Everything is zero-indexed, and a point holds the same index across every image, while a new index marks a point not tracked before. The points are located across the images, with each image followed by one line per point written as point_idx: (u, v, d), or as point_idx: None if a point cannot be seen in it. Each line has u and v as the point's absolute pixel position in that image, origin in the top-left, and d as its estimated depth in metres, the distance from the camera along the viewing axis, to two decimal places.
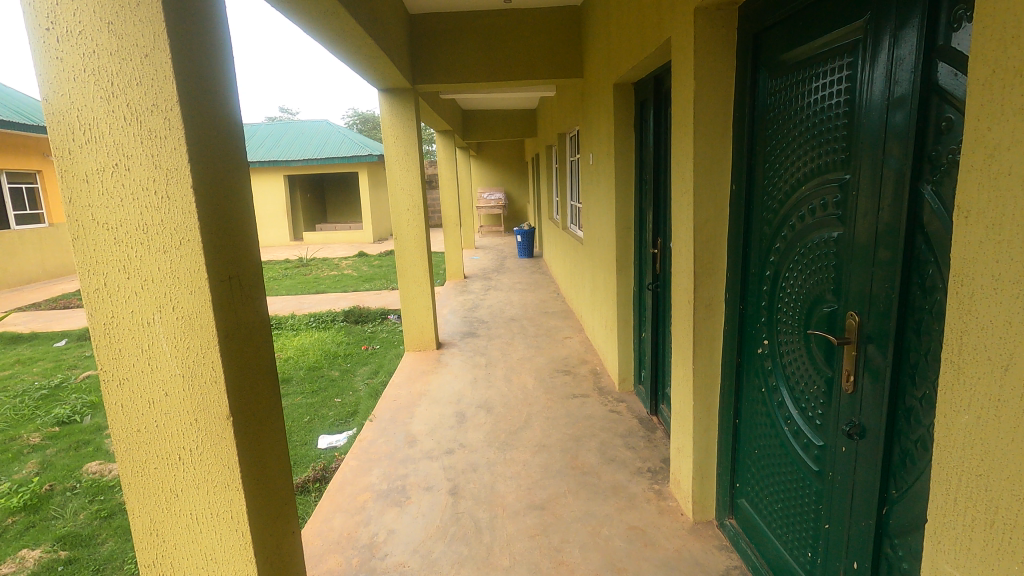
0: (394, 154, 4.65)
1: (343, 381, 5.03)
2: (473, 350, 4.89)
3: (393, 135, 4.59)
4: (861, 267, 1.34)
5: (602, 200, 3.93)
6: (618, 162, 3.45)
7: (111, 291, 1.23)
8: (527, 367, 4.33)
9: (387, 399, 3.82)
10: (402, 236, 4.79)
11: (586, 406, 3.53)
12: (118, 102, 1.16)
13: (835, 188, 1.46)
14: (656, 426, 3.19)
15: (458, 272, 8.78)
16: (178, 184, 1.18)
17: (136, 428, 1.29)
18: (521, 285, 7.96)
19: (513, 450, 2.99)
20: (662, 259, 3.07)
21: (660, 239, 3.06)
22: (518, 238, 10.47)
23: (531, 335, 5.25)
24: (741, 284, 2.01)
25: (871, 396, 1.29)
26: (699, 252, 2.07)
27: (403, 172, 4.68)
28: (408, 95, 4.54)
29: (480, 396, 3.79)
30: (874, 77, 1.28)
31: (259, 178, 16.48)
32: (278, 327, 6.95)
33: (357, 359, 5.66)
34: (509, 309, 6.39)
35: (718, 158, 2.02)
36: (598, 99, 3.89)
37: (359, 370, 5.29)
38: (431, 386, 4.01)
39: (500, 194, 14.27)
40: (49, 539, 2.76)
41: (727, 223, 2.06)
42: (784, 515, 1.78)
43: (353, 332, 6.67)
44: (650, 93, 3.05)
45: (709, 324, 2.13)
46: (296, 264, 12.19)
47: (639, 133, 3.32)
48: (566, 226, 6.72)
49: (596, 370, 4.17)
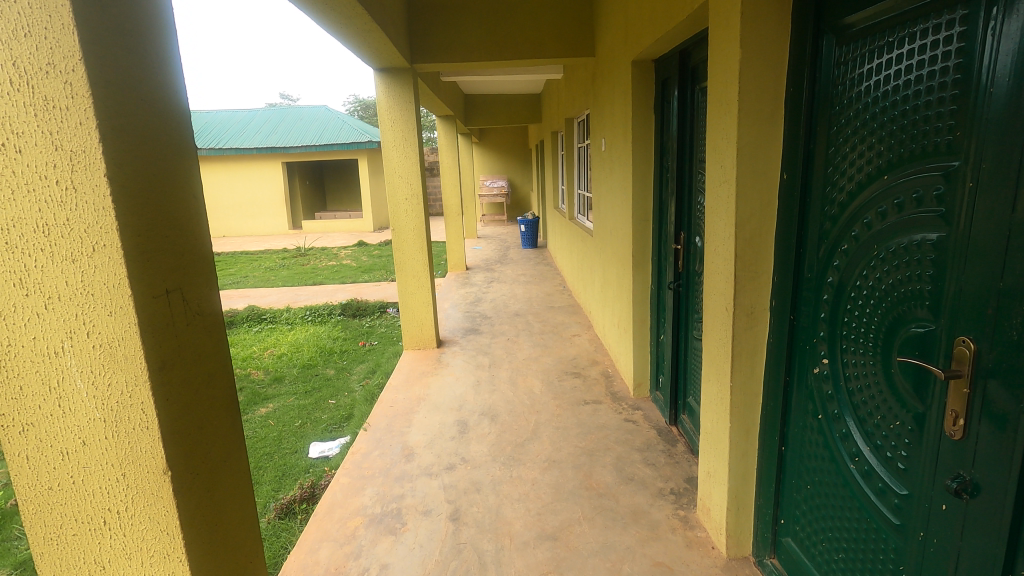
0: (389, 141, 4.33)
1: (338, 381, 4.77)
2: (476, 349, 4.61)
3: (389, 120, 4.27)
4: (978, 281, 1.04)
5: (615, 192, 3.65)
6: (635, 149, 3.14)
7: (7, 312, 0.94)
8: (533, 369, 4.05)
9: (383, 404, 3.55)
10: (400, 228, 4.48)
11: (598, 414, 3.26)
12: (3, 61, 0.87)
13: (935, 178, 1.15)
14: (677, 439, 2.92)
15: (460, 263, 8.49)
16: (86, 172, 0.89)
17: (50, 487, 1.01)
18: (525, 278, 7.66)
19: (520, 466, 2.72)
20: (687, 256, 2.78)
21: (683, 234, 2.79)
22: (522, 227, 10.16)
23: (537, 333, 4.97)
24: (791, 291, 1.71)
25: (992, 446, 1.01)
26: (742, 251, 1.77)
27: (400, 159, 4.35)
28: (407, 76, 4.20)
29: (484, 402, 3.51)
30: (1007, 34, 0.98)
31: (257, 165, 16.16)
32: (273, 321, 6.68)
33: (353, 356, 5.40)
34: (513, 303, 6.11)
35: (765, 142, 1.71)
36: (612, 82, 3.59)
37: (355, 369, 5.02)
38: (430, 390, 3.74)
39: (502, 182, 13.95)
40: (8, 565, 2.50)
41: (776, 218, 1.76)
42: (847, 568, 1.50)
43: (350, 326, 6.40)
44: (674, 72, 2.75)
45: (751, 335, 1.84)
46: (294, 254, 11.94)
47: (659, 117, 3.02)
48: (573, 216, 6.43)
49: (608, 372, 3.89)
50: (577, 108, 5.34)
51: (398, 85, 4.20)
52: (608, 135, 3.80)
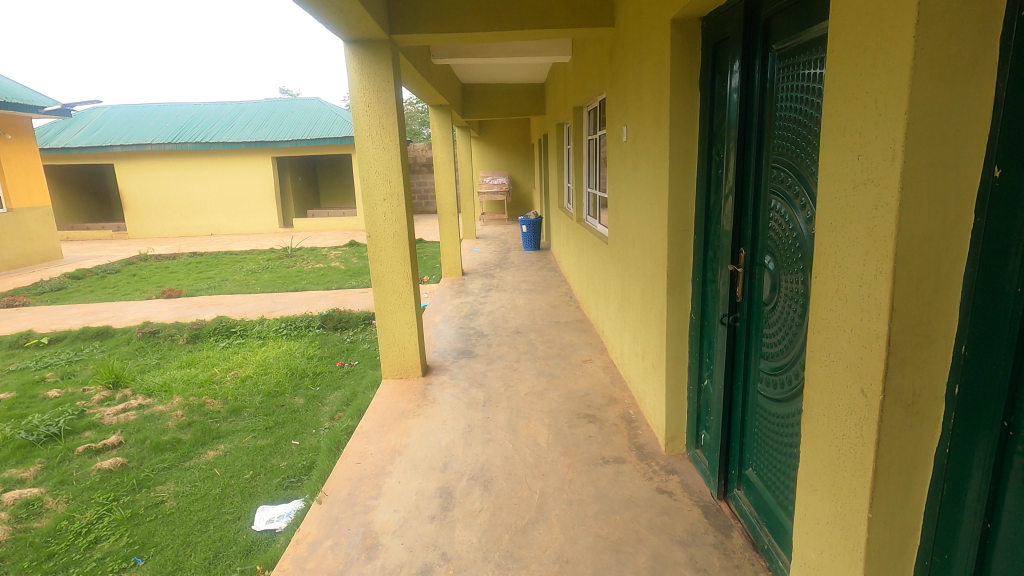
0: (364, 129, 3.54)
1: (306, 416, 4.06)
2: (469, 378, 3.86)
3: (363, 103, 3.50)
4: None
5: (641, 193, 2.91)
6: (672, 137, 2.40)
7: None
8: (538, 409, 3.31)
9: (348, 460, 2.81)
10: (377, 235, 3.71)
11: (623, 481, 2.52)
12: None
13: None
14: (732, 523, 2.19)
15: (455, 268, 7.76)
16: None
17: None
18: (527, 285, 6.93)
19: (522, 570, 1.98)
20: (749, 282, 2.06)
21: (744, 252, 2.07)
22: (523, 228, 9.44)
23: (541, 357, 4.22)
24: (1006, 377, 0.96)
25: None
26: (903, 305, 1.04)
27: (377, 151, 3.57)
28: (383, 52, 3.43)
29: (475, 458, 2.78)
30: None
31: (247, 161, 15.46)
32: (243, 335, 5.93)
33: (328, 382, 4.66)
34: (514, 317, 5.36)
35: (957, 115, 0.97)
36: (640, 54, 2.84)
37: (327, 400, 4.29)
38: (409, 440, 2.99)
39: (502, 179, 13.24)
40: None
41: (970, 251, 1.01)
42: None
43: (328, 343, 5.66)
44: (734, 32, 2.03)
45: (909, 440, 1.10)
46: (281, 254, 11.21)
47: (708, 96, 2.30)
48: (582, 219, 5.69)
49: (630, 415, 3.15)
50: (589, 93, 4.58)
51: (374, 62, 3.44)
52: (631, 125, 3.08)
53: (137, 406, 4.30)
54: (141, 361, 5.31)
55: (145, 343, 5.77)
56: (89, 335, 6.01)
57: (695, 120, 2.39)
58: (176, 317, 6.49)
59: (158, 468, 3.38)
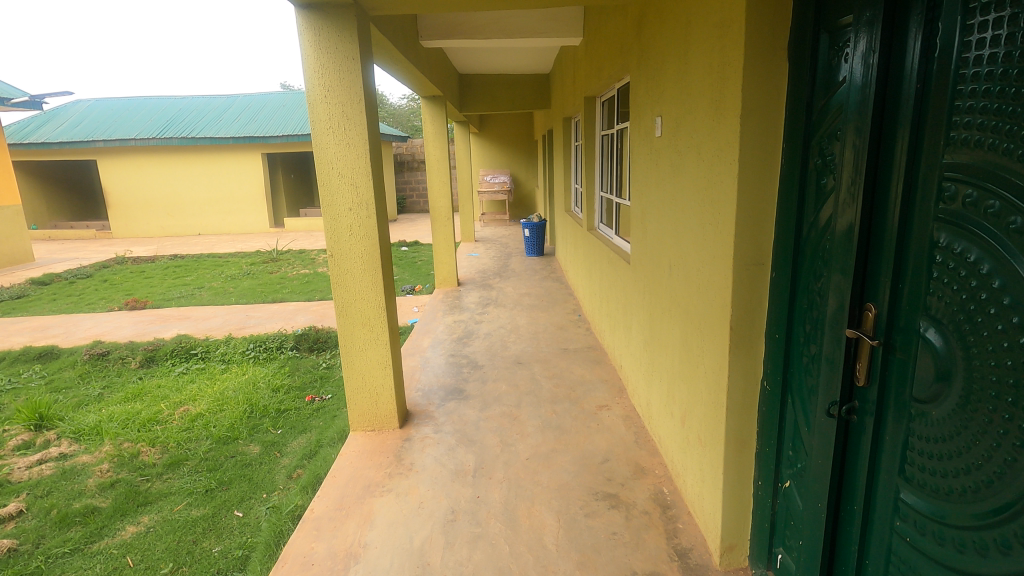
0: (321, 121, 2.77)
1: (258, 473, 3.31)
2: (457, 431, 3.11)
3: (320, 88, 2.73)
4: None
5: (686, 207, 2.14)
6: (744, 134, 1.66)
7: None
8: (544, 483, 2.56)
9: (285, 570, 2.06)
10: (341, 254, 2.93)
11: None
12: None
13: None
14: None
15: (450, 278, 7.01)
16: None
17: None
18: (530, 298, 6.18)
19: None
20: (880, 358, 1.31)
21: (873, 310, 1.32)
22: (525, 232, 8.69)
23: (546, 400, 3.45)
24: None
25: None
26: None
27: (338, 150, 2.80)
28: (345, 21, 2.66)
29: (458, 570, 2.03)
30: None
31: (235, 157, 14.73)
32: (204, 358, 5.19)
33: (292, 423, 3.90)
34: (514, 343, 4.59)
35: None
36: (687, 18, 2.08)
37: (287, 451, 3.55)
38: (372, 535, 2.24)
39: (503, 177, 12.49)
40: None
41: None
42: None
43: (300, 370, 4.90)
44: None
45: None
46: (265, 258, 10.47)
47: (800, 73, 1.55)
48: (595, 227, 4.94)
49: (664, 498, 2.40)
50: (606, 79, 3.81)
51: (334, 33, 2.67)
52: (670, 116, 2.33)
53: (57, 457, 3.55)
54: (80, 392, 4.57)
55: (91, 368, 5.02)
56: (30, 356, 5.27)
57: (777, 111, 1.65)
58: (132, 335, 5.75)
59: (55, 555, 2.63)
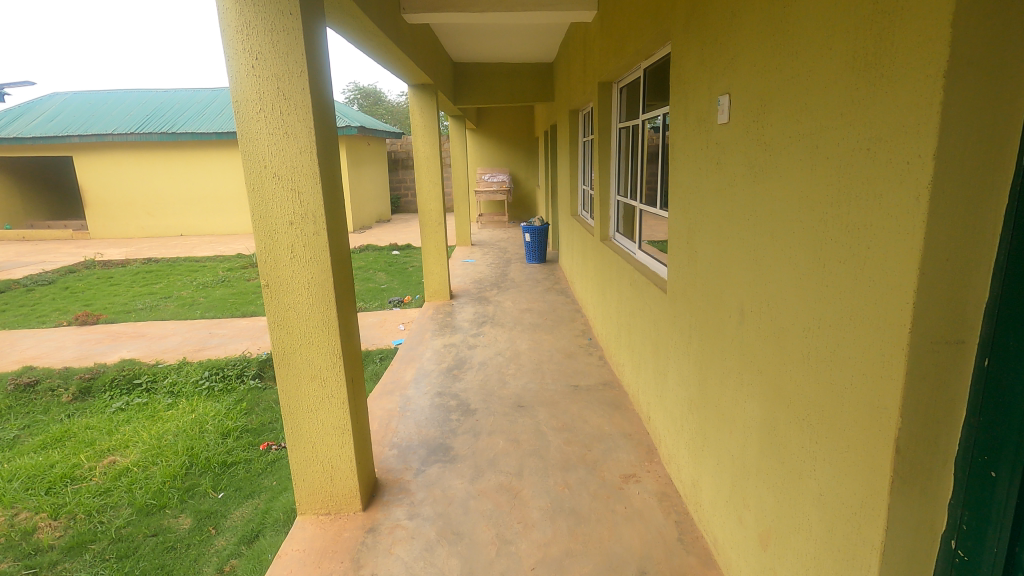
0: (249, 102, 2.00)
1: (179, 563, 2.54)
2: (438, 517, 2.34)
3: (246, 56, 1.97)
4: None
5: (788, 232, 1.37)
6: (949, 112, 0.89)
7: None
8: None
9: None
10: (282, 282, 2.16)
11: None
12: None
13: None
14: None
15: (441, 290, 6.25)
16: None
17: None
18: (533, 315, 5.42)
19: None
20: None
21: None
22: (526, 237, 7.93)
23: (556, 466, 2.69)
24: None
25: None
26: None
27: (273, 143, 2.03)
28: None
29: None
30: None
31: (219, 153, 13.94)
32: (149, 390, 4.40)
33: (237, 485, 3.13)
34: (513, 378, 3.81)
35: None
36: None
37: (224, 528, 2.77)
38: None
39: (502, 175, 11.76)
40: None
41: None
42: None
43: (259, 406, 4.12)
44: None
45: None
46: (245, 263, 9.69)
47: None
48: (611, 237, 4.17)
49: None
50: (631, 58, 3.04)
51: None
52: (750, 93, 1.55)
53: None
54: None
55: (13, 402, 4.23)
56: None
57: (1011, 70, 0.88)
58: (73, 358, 4.97)
59: None
